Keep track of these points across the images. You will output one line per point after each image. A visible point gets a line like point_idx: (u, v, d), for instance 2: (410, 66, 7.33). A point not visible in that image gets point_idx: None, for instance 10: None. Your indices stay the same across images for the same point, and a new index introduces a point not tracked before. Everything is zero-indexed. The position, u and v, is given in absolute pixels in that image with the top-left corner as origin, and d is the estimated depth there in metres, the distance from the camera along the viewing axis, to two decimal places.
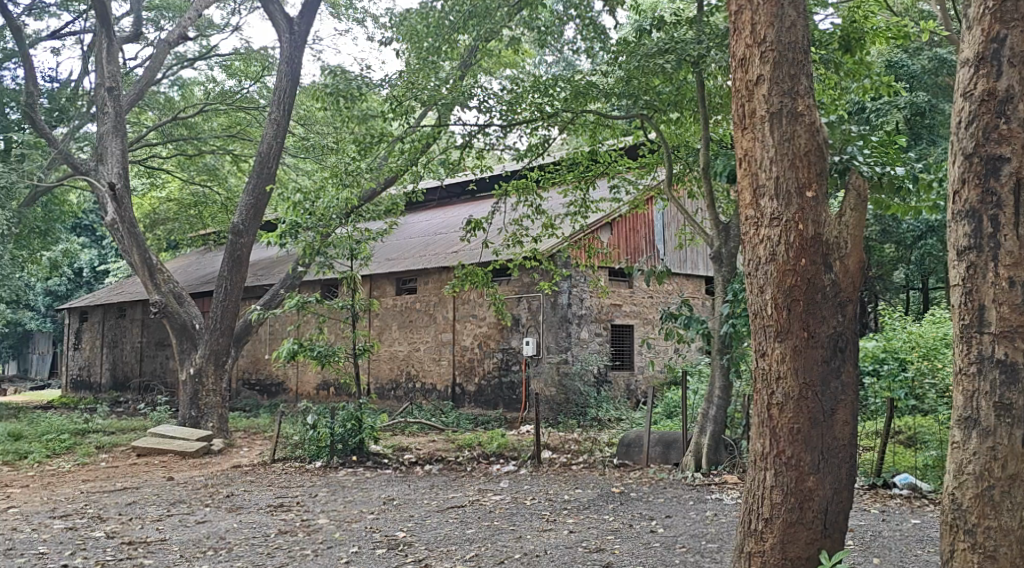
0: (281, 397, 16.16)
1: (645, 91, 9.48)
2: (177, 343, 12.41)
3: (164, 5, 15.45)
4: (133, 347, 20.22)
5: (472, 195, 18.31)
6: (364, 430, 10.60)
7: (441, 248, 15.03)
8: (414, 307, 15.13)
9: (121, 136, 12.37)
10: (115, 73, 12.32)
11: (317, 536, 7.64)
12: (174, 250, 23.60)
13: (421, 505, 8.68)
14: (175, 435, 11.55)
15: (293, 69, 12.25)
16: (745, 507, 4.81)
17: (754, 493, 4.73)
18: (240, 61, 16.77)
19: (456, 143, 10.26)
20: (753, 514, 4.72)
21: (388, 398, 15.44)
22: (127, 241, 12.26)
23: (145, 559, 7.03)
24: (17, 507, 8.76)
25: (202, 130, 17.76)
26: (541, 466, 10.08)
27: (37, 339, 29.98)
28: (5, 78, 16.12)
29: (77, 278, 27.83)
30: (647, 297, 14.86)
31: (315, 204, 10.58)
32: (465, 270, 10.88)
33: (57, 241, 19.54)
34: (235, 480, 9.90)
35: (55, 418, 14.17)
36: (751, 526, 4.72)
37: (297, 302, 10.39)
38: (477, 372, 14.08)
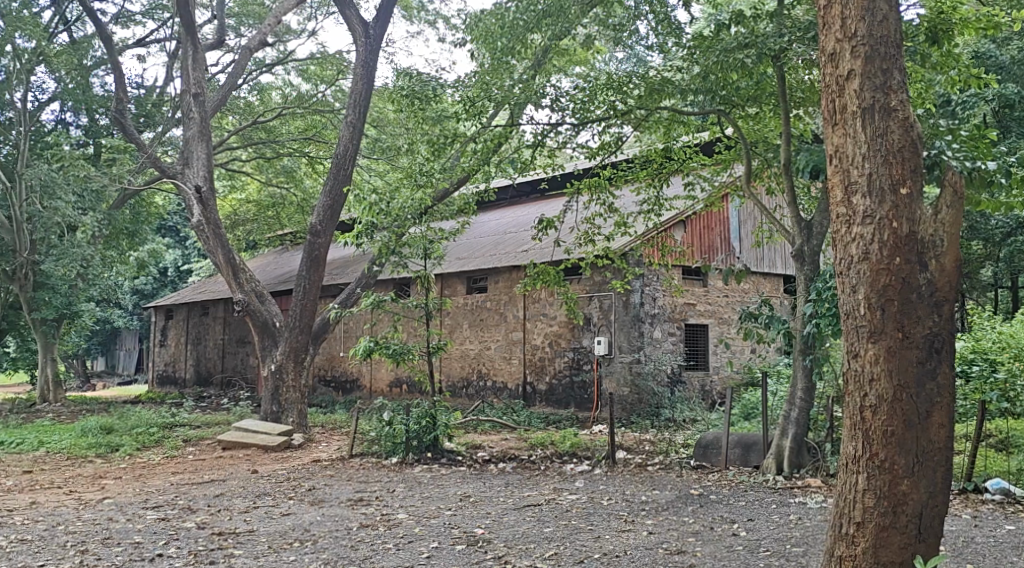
0: (356, 394, 16.47)
1: (722, 86, 9.43)
2: (259, 340, 12.72)
3: (244, 13, 15.92)
4: (214, 344, 20.87)
5: (542, 194, 18.36)
6: (439, 428, 10.68)
7: (512, 246, 15.12)
8: (484, 306, 15.24)
9: (205, 141, 12.78)
10: (200, 79, 12.72)
11: (397, 531, 7.76)
12: (252, 251, 24.28)
13: (498, 503, 8.74)
14: (258, 429, 11.89)
15: (369, 72, 12.47)
16: (836, 510, 4.71)
17: (846, 496, 4.63)
18: (316, 65, 17.22)
19: (528, 142, 10.26)
20: (845, 518, 4.62)
21: (460, 396, 15.58)
22: (212, 242, 12.63)
23: (235, 549, 7.26)
24: (113, 498, 9.13)
25: (280, 132, 18.22)
26: (616, 466, 10.06)
27: (124, 337, 31.12)
28: (96, 86, 16.81)
29: (161, 277, 28.84)
30: (722, 297, 14.73)
31: (390, 205, 10.56)
32: (536, 269, 10.86)
33: (143, 241, 20.30)
34: (316, 474, 10.13)
35: (143, 412, 14.69)
36: (843, 530, 4.62)
37: (372, 300, 10.52)
38: (548, 371, 14.11)
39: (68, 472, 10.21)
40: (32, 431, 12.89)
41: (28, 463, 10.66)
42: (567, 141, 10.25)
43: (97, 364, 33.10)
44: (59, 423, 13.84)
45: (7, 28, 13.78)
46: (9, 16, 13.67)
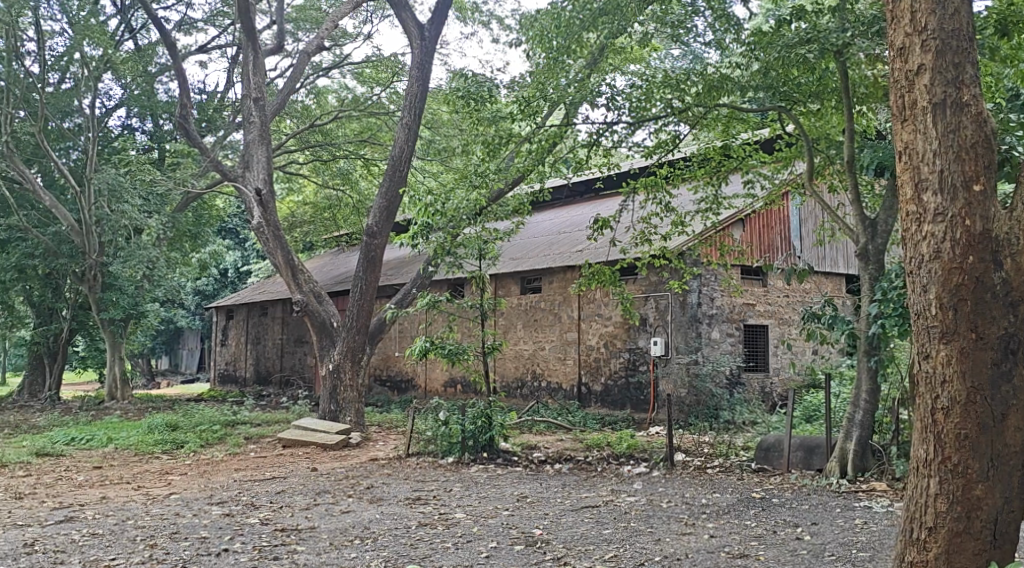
0: (411, 393, 16.63)
1: (782, 82, 9.31)
2: (317, 340, 12.90)
3: (301, 18, 16.20)
4: (273, 344, 21.26)
5: (597, 193, 18.29)
6: (495, 428, 10.71)
7: (567, 246, 15.09)
8: (539, 306, 15.25)
9: (265, 144, 13.03)
10: (260, 84, 12.97)
11: (455, 531, 7.79)
12: (309, 252, 24.65)
13: (556, 504, 8.73)
14: (316, 428, 12.08)
15: (424, 74, 12.55)
16: (906, 515, 4.58)
17: (916, 500, 4.51)
18: (371, 68, 17.41)
19: (582, 142, 10.21)
20: (916, 523, 4.49)
21: (515, 397, 15.60)
22: (271, 243, 12.86)
23: (298, 546, 7.38)
24: (179, 493, 9.37)
25: (336, 136, 18.57)
26: (675, 469, 9.97)
27: (187, 336, 31.92)
28: (160, 91, 17.30)
29: (222, 278, 29.49)
30: (782, 296, 14.53)
31: (445, 205, 10.50)
32: (592, 269, 10.80)
33: (205, 243, 20.78)
34: (374, 473, 10.24)
35: (206, 410, 15.04)
36: (913, 535, 4.50)
37: (428, 300, 10.57)
38: (603, 371, 14.05)
39: (136, 468, 10.50)
40: (101, 427, 13.30)
41: (98, 459, 11.00)
42: (622, 140, 10.19)
43: (161, 363, 34.01)
44: (127, 420, 14.26)
45: (77, 36, 14.23)
46: (79, 25, 14.11)
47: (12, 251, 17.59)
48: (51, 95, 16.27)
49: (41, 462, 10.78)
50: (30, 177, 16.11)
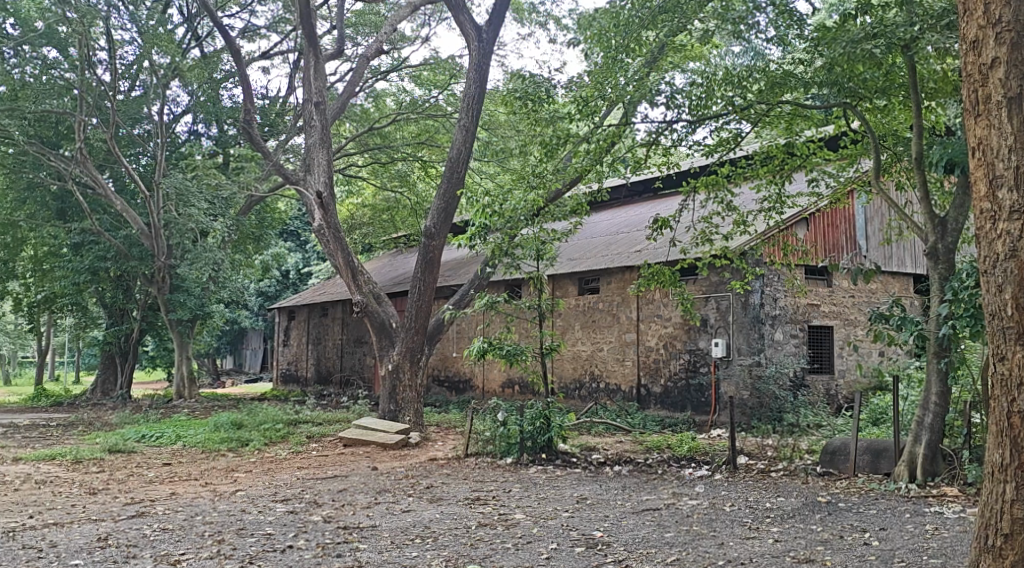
0: (469, 394, 16.71)
1: (849, 78, 9.06)
2: (377, 340, 13.03)
3: (360, 22, 16.41)
4: (334, 344, 21.59)
5: (656, 193, 18.10)
6: (553, 429, 10.66)
7: (625, 247, 14.97)
8: (597, 307, 15.17)
9: (326, 148, 13.22)
10: (321, 88, 13.17)
11: (515, 531, 7.79)
12: (367, 254, 24.94)
13: (616, 506, 8.66)
14: (376, 427, 12.22)
15: (481, 76, 12.58)
16: (979, 521, 4.41)
17: (990, 505, 4.33)
18: (429, 71, 17.56)
19: (641, 141, 10.10)
20: (990, 529, 4.31)
21: (573, 398, 15.54)
22: (332, 245, 13.04)
23: (360, 543, 7.47)
24: (245, 490, 9.58)
25: (394, 138, 18.86)
26: (738, 472, 9.82)
27: (250, 336, 32.67)
28: (224, 98, 17.75)
29: (284, 280, 30.09)
30: (848, 297, 14.19)
31: (502, 206, 10.54)
32: (651, 269, 10.68)
33: (268, 245, 21.25)
34: (433, 473, 10.30)
35: (270, 408, 15.35)
36: (987, 542, 4.31)
37: (486, 301, 10.54)
38: (663, 373, 13.91)
39: (204, 465, 10.78)
40: (170, 425, 13.68)
41: (167, 456, 11.31)
42: (682, 139, 10.05)
43: (225, 362, 34.87)
44: (194, 418, 14.66)
45: (146, 45, 14.67)
46: (148, 34, 14.54)
47: (87, 254, 18.24)
48: (122, 102, 16.83)
49: (113, 458, 11.14)
50: (102, 182, 16.67)
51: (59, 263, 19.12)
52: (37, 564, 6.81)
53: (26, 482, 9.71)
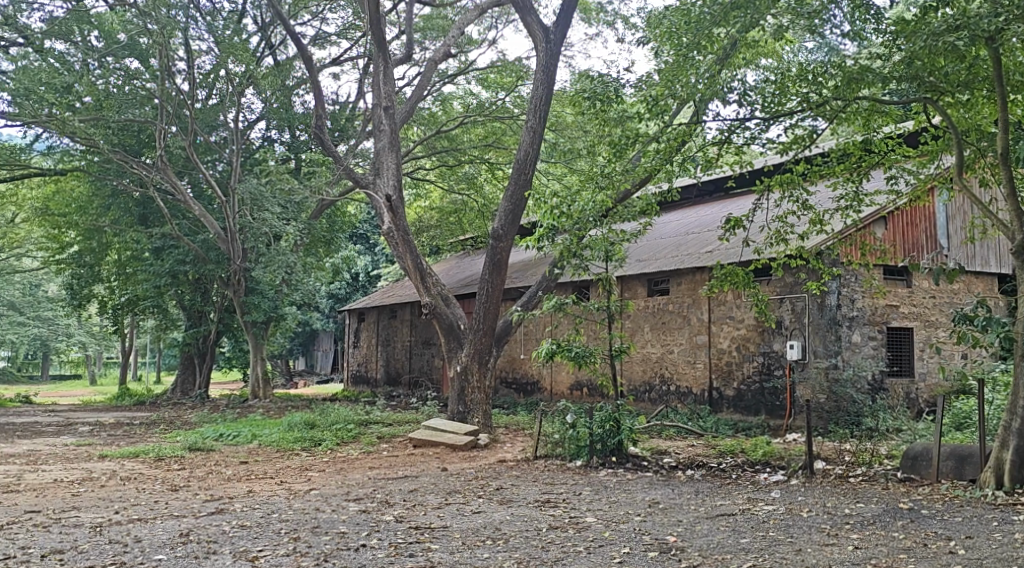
0: (537, 396, 16.69)
1: (929, 71, 8.74)
2: (445, 342, 13.09)
3: (429, 27, 16.58)
4: (403, 346, 21.84)
5: (728, 193, 17.79)
6: (624, 432, 10.54)
7: (696, 248, 14.74)
8: (667, 309, 14.98)
9: (395, 152, 13.37)
10: (390, 93, 13.34)
11: (587, 534, 7.73)
12: (435, 256, 25.22)
13: (689, 510, 8.51)
14: (446, 428, 12.30)
15: (549, 77, 12.54)
16: None
17: None
18: (496, 73, 17.64)
19: (712, 140, 9.93)
20: None
21: (643, 400, 15.37)
22: (401, 248, 13.17)
23: (431, 543, 7.51)
24: (319, 489, 9.75)
25: (461, 141, 19.07)
26: (815, 478, 9.56)
27: (322, 338, 33.36)
28: (297, 104, 18.16)
29: (354, 282, 30.63)
30: (929, 298, 13.71)
31: (571, 207, 10.48)
32: (724, 270, 10.49)
33: (338, 248, 21.66)
34: (503, 474, 10.31)
35: (342, 409, 15.64)
36: None
37: (554, 302, 10.45)
38: (736, 376, 13.66)
39: (279, 464, 11.02)
40: (246, 424, 14.04)
41: (244, 455, 11.58)
42: (755, 137, 9.84)
43: (298, 363, 35.69)
44: (270, 417, 15.04)
45: (222, 54, 15.03)
46: (224, 43, 14.90)
47: (167, 258, 18.89)
48: (200, 110, 17.35)
49: (194, 456, 11.48)
50: (181, 188, 17.22)
51: (141, 267, 19.85)
52: (124, 557, 7.04)
53: (112, 478, 10.08)
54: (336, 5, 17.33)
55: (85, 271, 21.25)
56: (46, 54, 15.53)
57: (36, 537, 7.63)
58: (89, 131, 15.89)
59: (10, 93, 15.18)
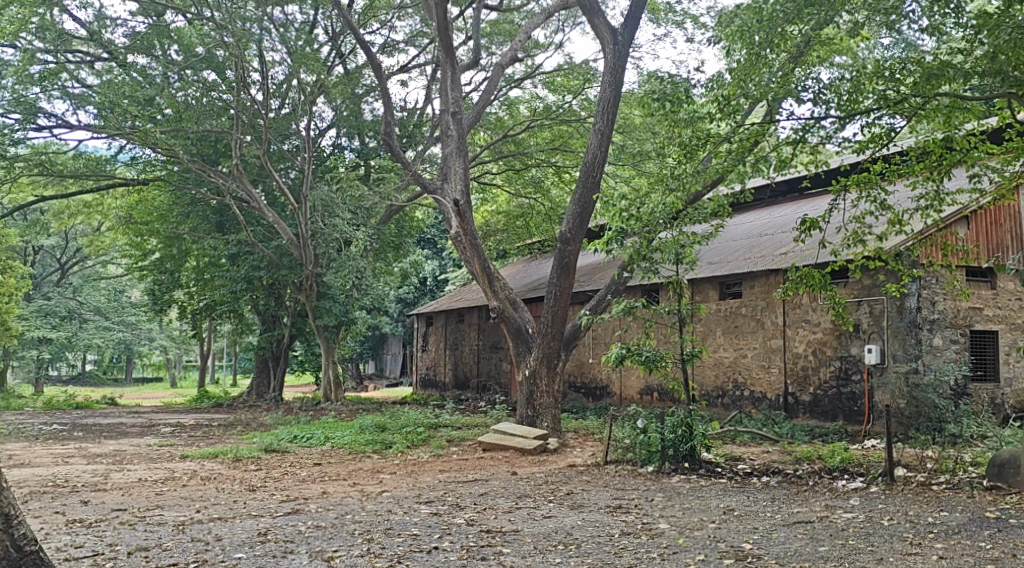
0: (607, 400, 16.59)
1: (1015, 65, 8.33)
2: (514, 346, 13.11)
3: (496, 32, 16.70)
4: (471, 349, 21.97)
5: (802, 193, 17.39)
6: (697, 437, 10.38)
7: (769, 250, 14.44)
8: (739, 312, 14.70)
9: (463, 157, 13.44)
10: (458, 98, 13.44)
11: (660, 541, 7.62)
12: (502, 260, 25.36)
13: (764, 518, 8.33)
14: (516, 432, 12.32)
15: (617, 78, 12.46)
16: None
17: None
18: (562, 76, 17.61)
19: (786, 139, 9.69)
20: None
21: (715, 406, 15.13)
22: (468, 252, 13.23)
23: (503, 548, 7.50)
24: (390, 492, 9.84)
25: (528, 145, 18.89)
26: (896, 485, 9.25)
27: (391, 341, 33.83)
28: (366, 111, 18.57)
29: (422, 286, 30.99)
30: (1014, 300, 13.16)
31: (640, 210, 10.40)
32: (799, 272, 10.24)
33: (407, 253, 21.97)
34: (573, 479, 10.26)
35: (412, 412, 15.82)
36: None
37: (623, 306, 10.30)
38: (812, 380, 13.34)
39: (351, 466, 11.19)
40: (319, 426, 14.31)
41: (318, 456, 11.79)
42: (830, 136, 9.58)
43: (368, 367, 36.25)
44: (342, 419, 15.29)
45: (294, 65, 15.36)
46: (296, 54, 15.21)
47: (243, 264, 19.46)
48: (273, 120, 17.79)
49: (270, 457, 11.75)
50: (256, 196, 17.69)
51: (219, 273, 20.47)
52: (205, 556, 7.22)
53: (193, 478, 10.39)
54: (404, 13, 17.54)
55: (166, 277, 22.02)
56: (128, 68, 16.14)
57: (123, 534, 7.90)
58: (169, 141, 16.44)
59: (95, 107, 15.83)
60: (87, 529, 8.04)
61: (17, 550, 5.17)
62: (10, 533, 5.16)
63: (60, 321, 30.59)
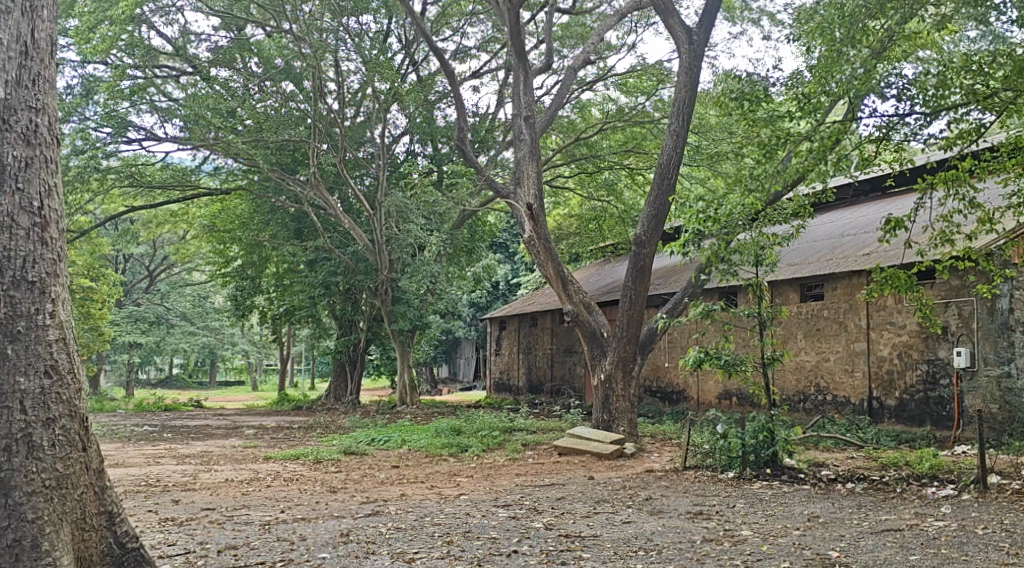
0: (683, 405, 16.38)
1: None
2: (589, 349, 13.04)
3: (567, 35, 16.74)
4: (544, 353, 21.98)
5: (885, 193, 16.91)
6: (779, 443, 10.14)
7: (851, 251, 14.04)
8: (821, 315, 14.32)
9: (535, 161, 13.44)
10: (531, 103, 13.48)
11: (744, 548, 7.47)
12: (574, 263, 25.40)
13: (851, 525, 8.08)
14: (591, 436, 12.27)
15: (693, 79, 12.30)
16: None
17: None
18: (635, 78, 17.52)
19: (869, 137, 9.41)
20: None
21: (796, 410, 14.76)
22: (542, 256, 13.20)
23: (583, 552, 7.47)
24: (468, 495, 9.89)
25: (601, 147, 18.93)
26: (989, 493, 8.86)
27: (464, 346, 34.11)
28: (439, 117, 18.84)
29: (494, 291, 31.19)
30: None
31: (718, 211, 10.19)
32: (884, 272, 9.91)
33: (479, 258, 22.14)
34: (651, 484, 10.15)
35: (486, 416, 15.90)
36: None
37: (700, 309, 10.11)
38: (898, 385, 12.92)
39: (428, 469, 11.30)
40: (397, 430, 14.49)
41: (395, 459, 11.95)
42: (914, 133, 9.27)
43: (442, 371, 36.64)
44: (418, 423, 15.44)
45: (369, 73, 15.60)
46: (371, 63, 15.47)
47: (322, 270, 19.94)
48: (349, 128, 18.16)
49: (348, 459, 11.96)
50: (332, 203, 18.07)
51: (297, 279, 20.98)
52: (291, 555, 7.38)
53: (277, 478, 10.65)
54: (476, 20, 17.68)
55: (248, 283, 22.65)
56: (212, 81, 16.63)
57: (212, 533, 8.13)
58: (250, 151, 16.91)
59: (180, 119, 16.37)
60: (179, 528, 8.29)
61: (121, 547, 5.34)
62: (114, 530, 5.34)
63: (148, 326, 31.76)
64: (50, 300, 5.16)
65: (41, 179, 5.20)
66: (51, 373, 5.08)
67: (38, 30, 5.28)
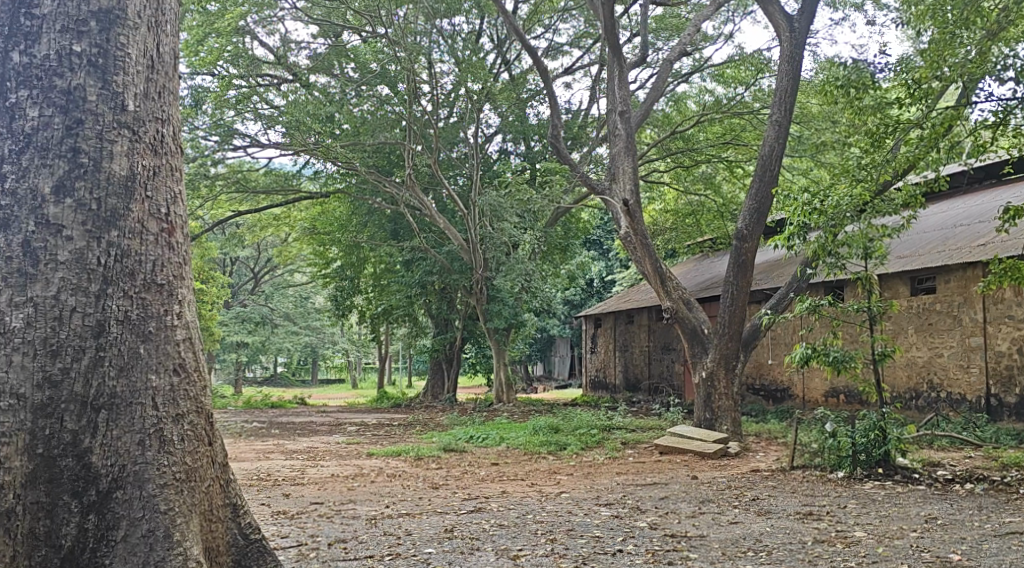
0: (788, 403, 15.94)
1: None
2: (689, 347, 12.83)
3: (661, 28, 16.54)
4: (641, 351, 21.73)
5: (1002, 180, 16.04)
6: (891, 442, 9.73)
7: (965, 242, 13.37)
8: (934, 309, 13.71)
9: (631, 155, 13.26)
10: (626, 97, 13.32)
11: (857, 550, 7.18)
12: (671, 259, 25.08)
13: (973, 527, 7.67)
14: (693, 435, 12.06)
15: (795, 67, 11.96)
16: None
17: None
18: (732, 69, 17.08)
19: (985, 123, 8.88)
20: None
21: (908, 409, 14.16)
22: (639, 252, 13.03)
23: (690, 552, 7.33)
24: (568, 493, 9.85)
25: (698, 140, 18.74)
26: None
27: (559, 344, 34.18)
28: (532, 115, 18.99)
29: (589, 288, 31.12)
30: None
31: (825, 202, 9.69)
32: (1003, 263, 9.36)
33: (573, 255, 22.11)
34: (757, 484, 9.88)
35: (584, 414, 15.84)
36: None
37: (807, 304, 9.75)
38: (1019, 381, 12.23)
39: (528, 467, 11.32)
40: (496, 427, 14.60)
41: (495, 456, 12.05)
42: None
43: (536, 369, 36.74)
44: (516, 420, 15.52)
45: (462, 74, 15.77)
46: (464, 63, 15.65)
47: (418, 269, 20.33)
48: (443, 129, 18.45)
49: (449, 456, 12.11)
50: (427, 203, 18.31)
51: (395, 279, 21.43)
52: (399, 549, 7.52)
53: (381, 474, 10.89)
54: (568, 15, 17.63)
55: (347, 284, 23.24)
56: (312, 88, 17.12)
57: (322, 527, 8.35)
58: (348, 155, 17.37)
59: (282, 126, 16.86)
60: (291, 520, 8.56)
61: (244, 538, 5.25)
62: (238, 521, 5.25)
63: (254, 326, 33.14)
64: (177, 301, 5.00)
65: (168, 186, 5.09)
66: (179, 371, 4.92)
67: (163, 44, 5.21)
